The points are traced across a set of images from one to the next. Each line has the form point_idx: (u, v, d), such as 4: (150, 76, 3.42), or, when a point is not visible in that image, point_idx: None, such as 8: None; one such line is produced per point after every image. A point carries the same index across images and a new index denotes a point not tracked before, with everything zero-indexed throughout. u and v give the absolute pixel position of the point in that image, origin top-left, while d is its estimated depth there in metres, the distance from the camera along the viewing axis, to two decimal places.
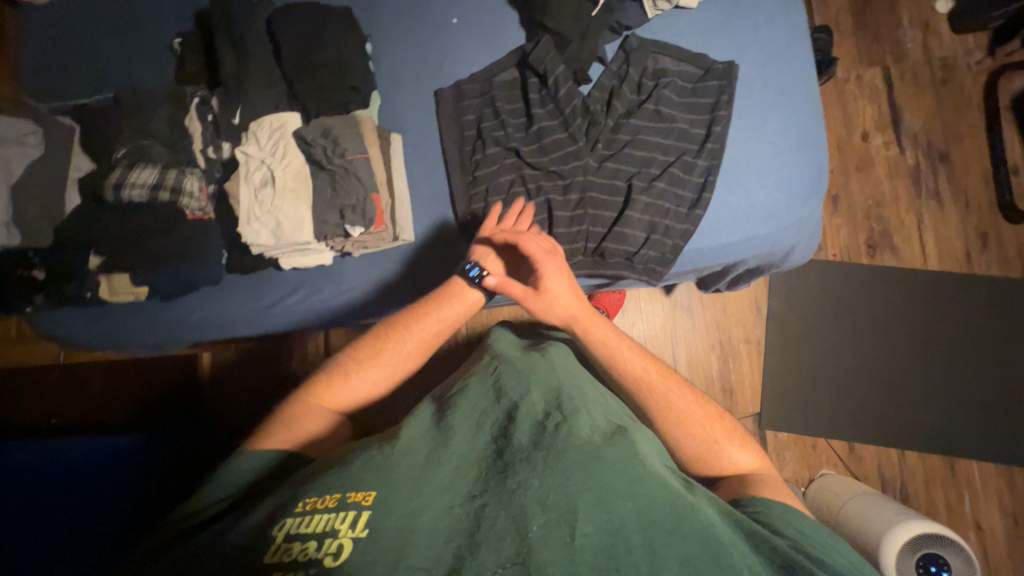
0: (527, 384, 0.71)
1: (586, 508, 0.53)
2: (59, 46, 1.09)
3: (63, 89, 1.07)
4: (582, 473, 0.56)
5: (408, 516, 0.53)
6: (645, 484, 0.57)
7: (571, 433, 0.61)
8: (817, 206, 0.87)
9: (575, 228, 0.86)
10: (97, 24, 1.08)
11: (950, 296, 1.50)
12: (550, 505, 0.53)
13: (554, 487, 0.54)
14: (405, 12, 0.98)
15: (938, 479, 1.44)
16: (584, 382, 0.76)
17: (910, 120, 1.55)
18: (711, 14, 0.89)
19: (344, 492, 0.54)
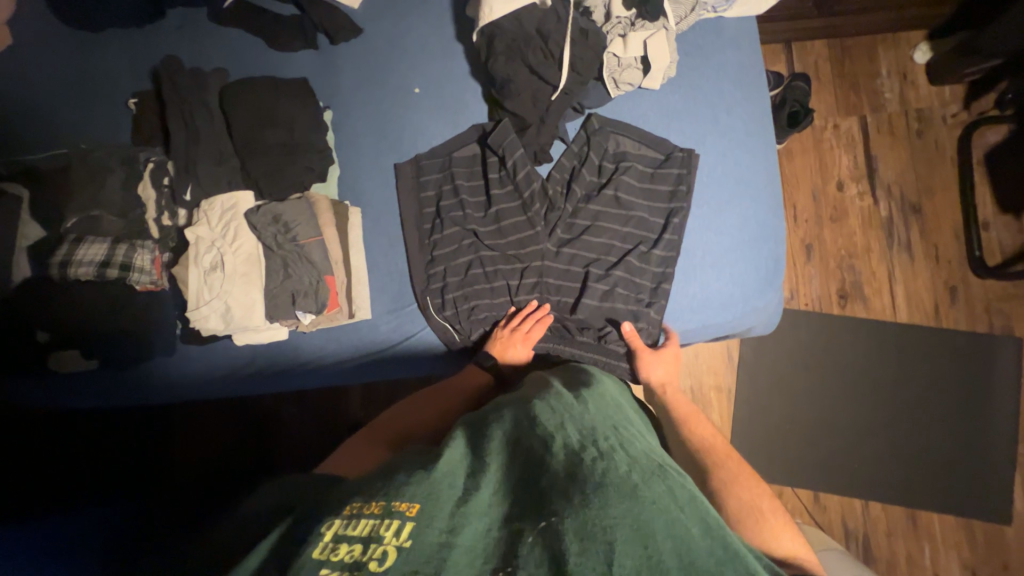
0: (561, 413, 0.64)
1: (628, 545, 0.47)
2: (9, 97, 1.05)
3: (13, 143, 1.04)
4: (622, 510, 0.49)
5: (446, 532, 0.48)
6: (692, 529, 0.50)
7: (611, 468, 0.54)
8: (774, 295, 0.88)
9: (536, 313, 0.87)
10: (51, 77, 1.05)
11: (918, 348, 1.51)
12: (587, 539, 0.47)
13: (593, 520, 0.48)
14: (367, 80, 0.96)
15: (899, 531, 1.46)
16: (621, 419, 0.70)
17: (885, 171, 1.55)
18: (673, 98, 0.88)
19: (388, 500, 0.50)
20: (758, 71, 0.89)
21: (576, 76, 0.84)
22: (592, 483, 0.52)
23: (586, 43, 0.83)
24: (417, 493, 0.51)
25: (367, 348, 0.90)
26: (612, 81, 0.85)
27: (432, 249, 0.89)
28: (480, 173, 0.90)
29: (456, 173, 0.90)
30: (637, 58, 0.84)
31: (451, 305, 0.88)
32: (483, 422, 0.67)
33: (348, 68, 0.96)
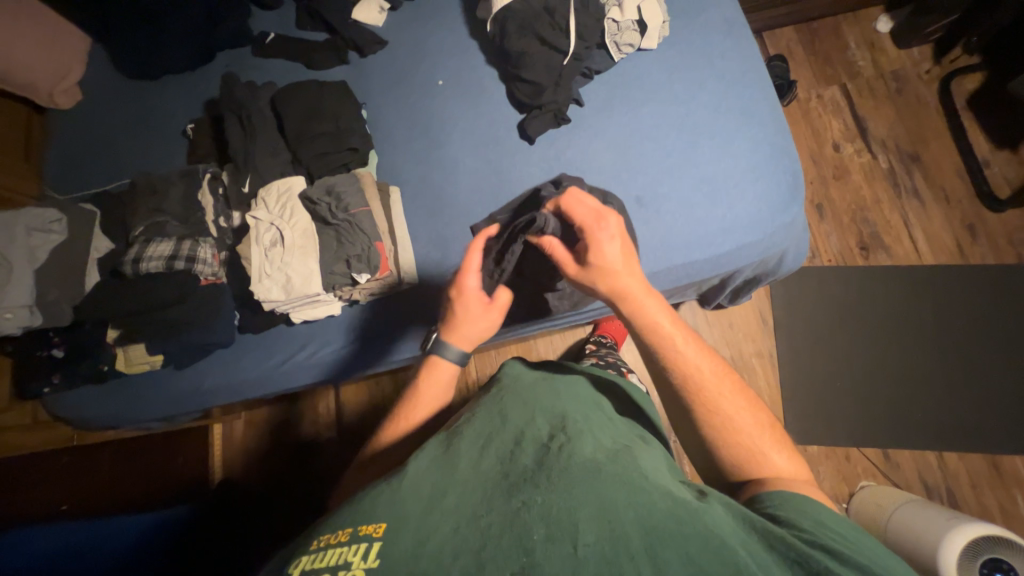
0: (531, 410, 0.68)
1: (590, 523, 0.49)
2: (82, 144, 1.19)
3: (86, 180, 1.16)
4: (586, 492, 0.52)
5: (415, 545, 0.48)
6: (655, 499, 0.52)
7: (576, 455, 0.58)
8: (798, 210, 0.92)
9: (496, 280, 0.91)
10: (118, 122, 1.19)
11: (951, 288, 1.51)
12: (553, 524, 0.49)
13: (557, 504, 0.51)
14: (396, 80, 1.08)
15: (984, 480, 1.36)
16: (594, 408, 0.73)
17: (875, 128, 1.64)
18: (671, 54, 0.98)
19: (355, 527, 0.51)
20: (741, 20, 1.00)
21: (583, 43, 0.95)
22: (558, 470, 0.55)
23: (587, 13, 0.95)
24: (384, 516, 0.51)
25: (417, 311, 0.95)
26: (614, 45, 0.97)
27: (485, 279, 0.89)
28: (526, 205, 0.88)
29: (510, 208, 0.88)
30: (634, 21, 0.96)
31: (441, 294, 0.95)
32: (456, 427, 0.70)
33: (378, 73, 1.09)
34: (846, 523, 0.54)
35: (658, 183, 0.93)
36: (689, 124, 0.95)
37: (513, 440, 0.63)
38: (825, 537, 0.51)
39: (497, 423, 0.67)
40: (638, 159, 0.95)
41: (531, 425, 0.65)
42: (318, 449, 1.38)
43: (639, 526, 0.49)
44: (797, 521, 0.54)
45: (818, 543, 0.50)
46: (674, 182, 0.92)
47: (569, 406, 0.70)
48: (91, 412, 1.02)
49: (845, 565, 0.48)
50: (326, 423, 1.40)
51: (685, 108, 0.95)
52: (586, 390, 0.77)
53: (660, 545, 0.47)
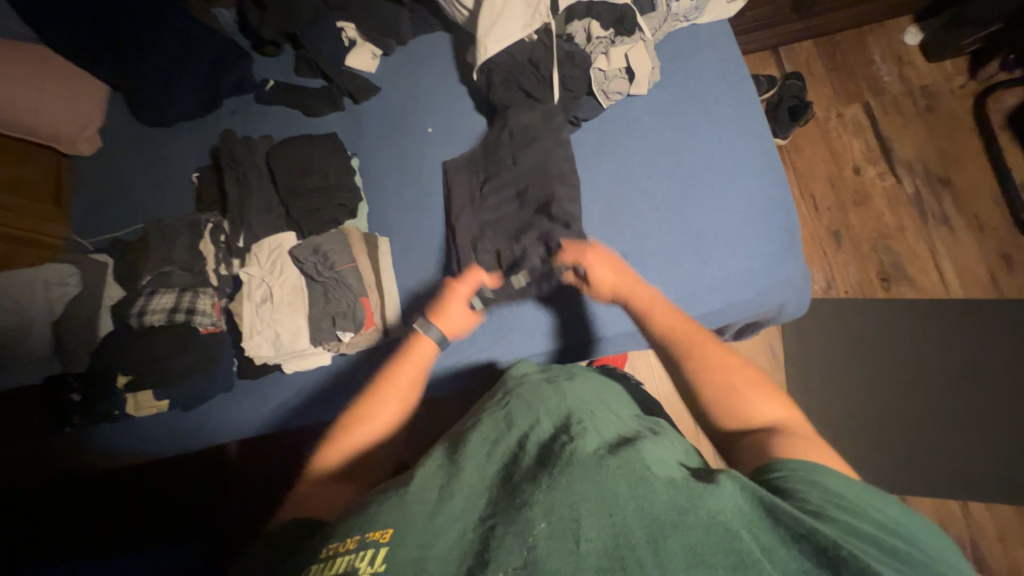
0: (535, 407, 0.61)
1: (591, 518, 0.44)
2: (99, 190, 1.26)
3: (102, 226, 1.22)
4: (585, 485, 0.46)
5: (421, 547, 0.45)
6: (658, 487, 0.46)
7: (582, 451, 0.51)
8: (796, 265, 0.88)
9: (481, 243, 0.93)
10: (131, 169, 1.25)
11: (982, 323, 1.41)
12: (557, 524, 0.44)
13: (560, 500, 0.46)
14: (386, 128, 1.09)
15: (1013, 534, 1.27)
16: (601, 401, 0.66)
17: (901, 149, 1.54)
18: (664, 99, 0.95)
19: (361, 533, 0.47)
20: (737, 64, 0.96)
21: (569, 94, 0.95)
22: (562, 466, 0.49)
23: (573, 64, 0.94)
24: (391, 519, 0.47)
25: None
26: (602, 92, 0.94)
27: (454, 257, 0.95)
28: (541, 149, 0.93)
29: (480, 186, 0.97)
30: (622, 68, 0.93)
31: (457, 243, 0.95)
32: (456, 433, 0.62)
33: (371, 121, 1.10)
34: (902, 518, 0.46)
35: (645, 236, 0.90)
36: (680, 173, 0.91)
37: (517, 441, 0.56)
38: (866, 529, 0.44)
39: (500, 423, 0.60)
40: (627, 211, 0.92)
41: (536, 423, 0.58)
42: None
43: (640, 518, 0.43)
44: (837, 503, 0.46)
45: (861, 540, 0.43)
46: (663, 236, 0.89)
47: (573, 403, 0.62)
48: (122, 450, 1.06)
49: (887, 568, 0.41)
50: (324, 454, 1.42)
51: (676, 156, 0.92)
52: (589, 386, 0.69)
53: (664, 534, 0.42)
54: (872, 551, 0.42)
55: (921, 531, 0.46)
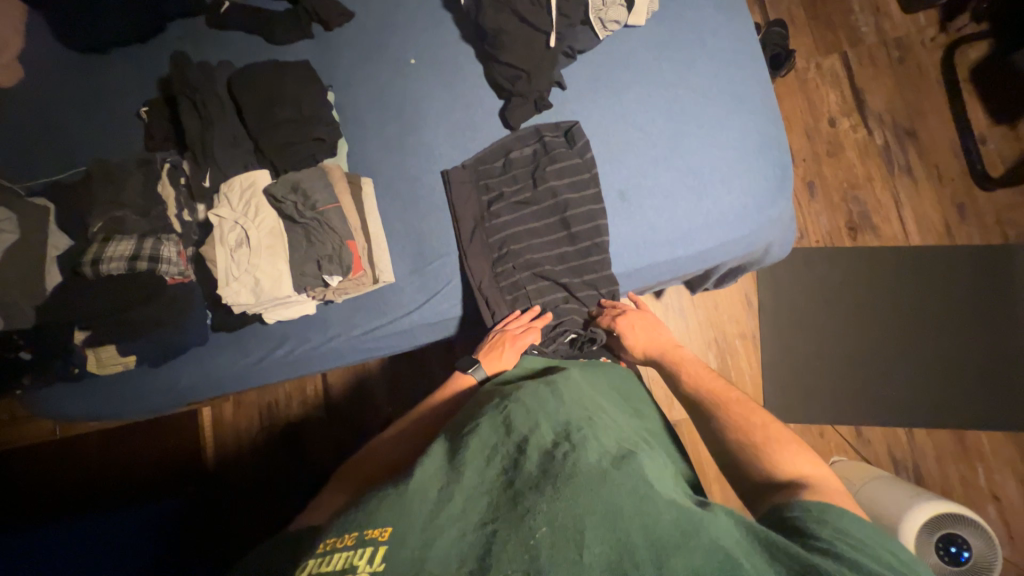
0: (536, 409, 0.61)
1: (594, 532, 0.47)
2: (19, 124, 1.09)
3: (28, 166, 1.07)
4: (592, 504, 0.49)
5: (420, 548, 0.46)
6: (659, 507, 0.50)
7: (585, 462, 0.53)
8: (785, 204, 0.89)
9: (498, 251, 0.91)
10: (58, 101, 1.09)
11: (934, 268, 1.52)
12: (560, 535, 0.46)
13: (564, 512, 0.48)
14: (363, 58, 0.99)
15: (948, 453, 1.42)
16: (596, 407, 0.68)
17: (874, 101, 1.58)
18: (661, 30, 0.91)
19: (361, 530, 0.48)
20: None
21: (565, 21, 0.89)
22: (567, 476, 0.51)
23: None
24: (393, 521, 0.48)
25: (396, 308, 0.93)
26: (600, 21, 0.89)
27: (470, 277, 0.90)
28: (559, 163, 0.89)
29: (487, 202, 0.93)
30: None
31: (474, 248, 0.91)
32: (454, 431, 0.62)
33: (345, 49, 1.00)
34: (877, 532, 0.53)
35: (642, 176, 0.88)
36: (676, 109, 0.89)
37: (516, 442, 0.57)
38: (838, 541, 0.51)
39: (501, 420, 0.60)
40: (623, 149, 0.90)
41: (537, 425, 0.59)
42: (309, 428, 1.32)
43: (641, 536, 0.47)
44: (818, 521, 0.53)
45: (832, 551, 0.49)
46: (660, 175, 0.88)
47: (572, 410, 0.63)
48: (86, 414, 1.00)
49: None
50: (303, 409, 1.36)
51: (672, 91, 0.90)
52: (583, 387, 0.72)
53: (664, 555, 0.46)
54: (843, 560, 0.48)
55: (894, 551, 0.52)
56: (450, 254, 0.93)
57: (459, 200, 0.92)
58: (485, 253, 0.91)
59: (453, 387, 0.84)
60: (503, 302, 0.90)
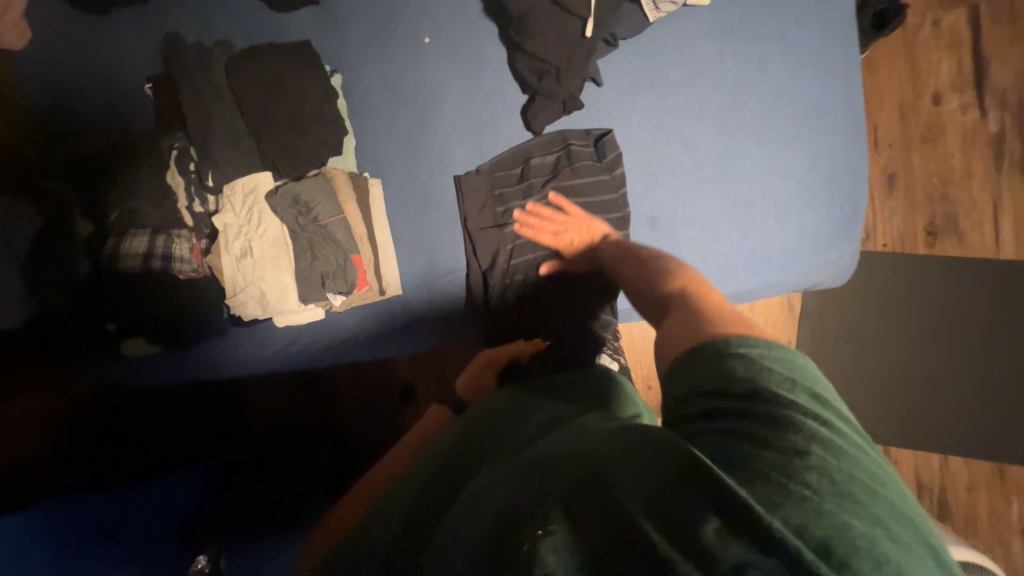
0: (459, 445, 0.62)
1: (494, 515, 0.43)
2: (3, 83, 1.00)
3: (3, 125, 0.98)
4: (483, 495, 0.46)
5: None
6: (558, 465, 0.44)
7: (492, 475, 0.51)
8: (849, 247, 0.77)
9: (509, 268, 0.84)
10: (50, 63, 1.01)
11: (1018, 284, 1.33)
12: (465, 538, 0.43)
13: (469, 519, 0.45)
14: (372, 34, 0.87)
15: (983, 484, 1.33)
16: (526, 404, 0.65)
17: (997, 74, 1.28)
18: (729, 14, 0.75)
19: None
20: None
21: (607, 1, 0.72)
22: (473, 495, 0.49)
23: None
24: None
25: (402, 321, 0.88)
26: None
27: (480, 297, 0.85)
28: (585, 175, 0.79)
29: (503, 213, 0.83)
30: None
31: (484, 264, 0.84)
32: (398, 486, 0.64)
33: (352, 23, 0.87)
34: (788, 357, 0.46)
35: (682, 201, 0.77)
36: (733, 122, 0.75)
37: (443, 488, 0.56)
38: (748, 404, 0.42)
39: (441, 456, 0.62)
40: (662, 168, 0.77)
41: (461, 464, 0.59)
42: None
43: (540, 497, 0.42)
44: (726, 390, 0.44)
45: (747, 426, 0.41)
46: (704, 202, 0.76)
47: (498, 429, 0.62)
48: (100, 373, 0.97)
49: (775, 456, 0.38)
50: None
51: (732, 98, 0.75)
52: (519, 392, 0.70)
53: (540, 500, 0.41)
54: (759, 431, 0.40)
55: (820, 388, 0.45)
56: (461, 271, 0.88)
57: (471, 212, 0.83)
58: (495, 270, 0.84)
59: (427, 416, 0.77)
60: (510, 323, 0.86)
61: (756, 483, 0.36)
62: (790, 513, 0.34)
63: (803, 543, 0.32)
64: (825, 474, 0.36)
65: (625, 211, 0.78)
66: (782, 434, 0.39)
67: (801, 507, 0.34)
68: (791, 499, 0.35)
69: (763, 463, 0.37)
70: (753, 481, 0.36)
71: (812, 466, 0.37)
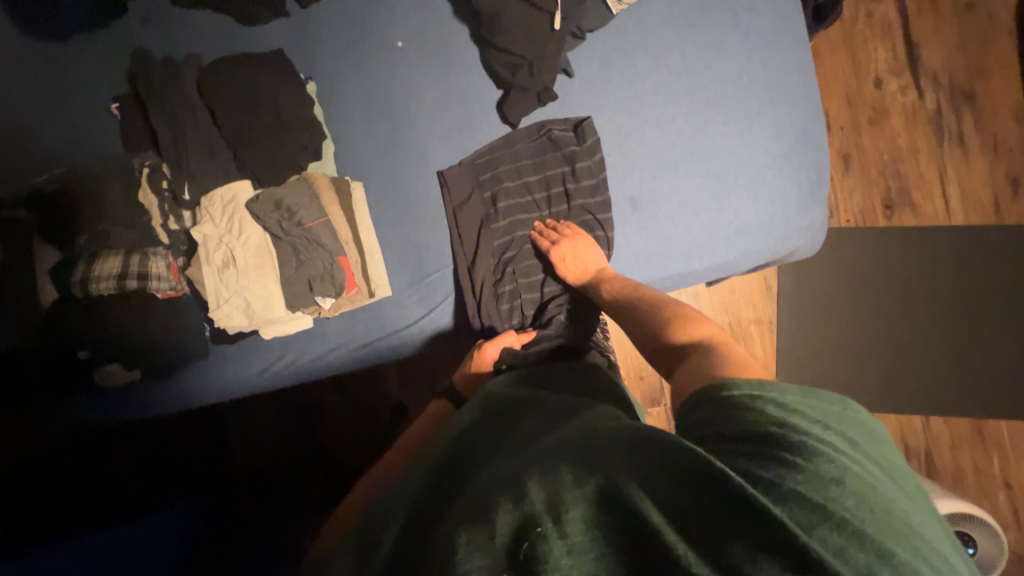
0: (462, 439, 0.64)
1: (503, 512, 0.46)
2: None
3: None
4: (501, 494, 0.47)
5: None
6: (568, 473, 0.47)
7: (497, 473, 0.53)
8: (817, 212, 0.81)
9: (500, 259, 0.86)
10: (9, 89, 0.98)
11: (973, 249, 1.41)
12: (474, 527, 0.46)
13: (476, 512, 0.48)
14: (345, 42, 0.88)
15: (964, 441, 1.39)
16: (528, 403, 0.68)
17: (929, 58, 1.39)
18: (686, 5, 0.80)
19: None
20: None
21: None
22: (478, 490, 0.52)
23: None
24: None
25: (396, 323, 0.90)
26: None
27: (468, 288, 0.85)
28: (567, 164, 0.82)
29: (492, 197, 0.85)
30: None
31: (472, 257, 0.86)
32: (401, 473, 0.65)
33: (325, 33, 0.88)
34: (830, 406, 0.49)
35: (658, 181, 0.80)
36: (700, 103, 0.80)
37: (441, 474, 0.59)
38: (782, 431, 0.45)
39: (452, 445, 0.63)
40: (637, 150, 0.80)
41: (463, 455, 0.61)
42: None
43: (548, 500, 0.44)
44: (760, 415, 0.48)
45: (783, 448, 0.44)
46: (679, 179, 0.79)
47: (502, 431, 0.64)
48: (76, 416, 0.94)
49: (812, 478, 0.41)
50: None
51: (696, 80, 0.79)
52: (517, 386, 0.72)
53: (565, 507, 0.43)
54: (793, 455, 0.43)
55: (857, 427, 0.48)
56: (449, 266, 0.89)
57: (465, 202, 0.85)
58: (486, 261, 0.85)
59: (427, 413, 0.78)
60: (500, 313, 0.86)
61: (791, 502, 0.39)
62: (824, 532, 0.37)
63: (837, 562, 0.36)
64: (859, 501, 0.40)
65: (606, 194, 0.80)
66: (803, 458, 0.43)
67: (836, 529, 0.38)
68: (826, 520, 0.38)
69: (797, 482, 0.40)
70: (791, 500, 0.39)
71: (847, 493, 0.40)
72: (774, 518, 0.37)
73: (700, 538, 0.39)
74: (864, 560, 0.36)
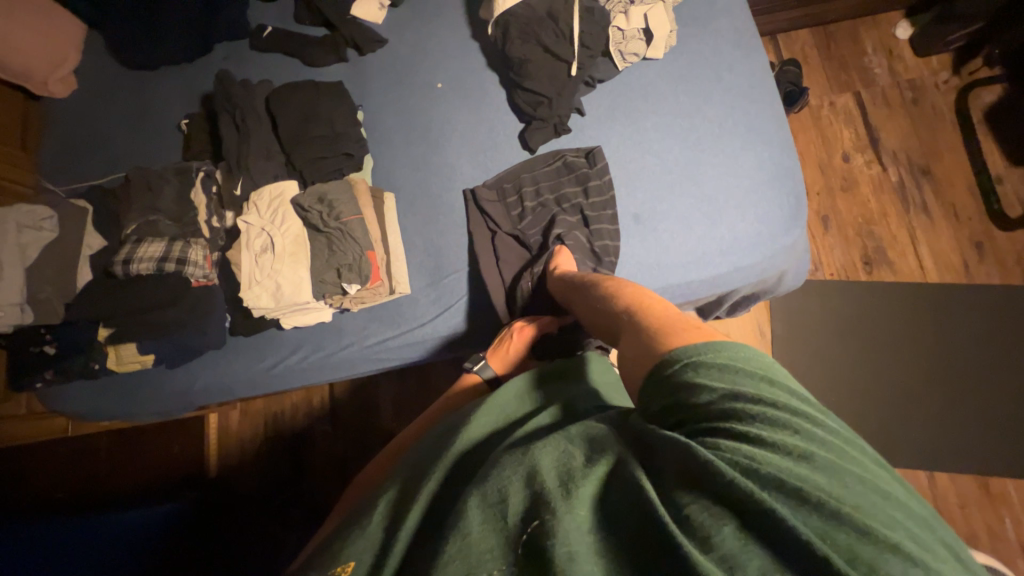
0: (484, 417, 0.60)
1: (517, 489, 0.41)
2: (57, 125, 1.13)
3: (59, 165, 1.10)
4: (509, 467, 0.43)
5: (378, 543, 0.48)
6: (579, 452, 0.43)
7: (506, 449, 0.50)
8: (799, 233, 0.92)
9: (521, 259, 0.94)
10: (98, 105, 1.13)
11: (953, 306, 1.50)
12: (486, 504, 0.42)
13: (483, 483, 0.43)
14: (393, 81, 1.04)
15: (973, 501, 1.35)
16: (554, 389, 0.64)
17: (887, 139, 1.61)
18: (678, 67, 0.98)
19: (339, 547, 0.48)
20: (751, 35, 1.01)
21: (586, 52, 0.94)
22: (488, 463, 0.48)
23: (592, 21, 0.95)
24: (354, 550, 0.47)
25: (411, 320, 0.94)
26: (619, 54, 0.95)
27: (488, 285, 0.92)
28: (580, 180, 0.93)
29: (512, 207, 0.95)
30: (641, 29, 0.95)
31: (492, 259, 0.93)
32: (434, 433, 0.64)
33: (376, 73, 1.05)
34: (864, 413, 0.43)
35: (657, 200, 0.91)
36: (693, 140, 0.94)
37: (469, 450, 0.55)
38: (741, 405, 0.40)
39: (488, 427, 0.59)
40: (638, 175, 0.93)
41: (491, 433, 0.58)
42: (312, 450, 1.29)
43: (558, 479, 0.41)
44: (790, 395, 0.41)
45: (748, 427, 0.38)
46: (675, 200, 0.91)
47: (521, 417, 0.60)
48: (97, 405, 1.00)
49: (784, 459, 0.36)
50: (299, 418, 1.31)
51: (689, 122, 0.94)
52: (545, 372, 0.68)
53: (577, 489, 0.40)
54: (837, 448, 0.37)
55: None
56: (465, 269, 0.95)
57: (490, 213, 0.94)
58: (505, 261, 0.93)
59: (455, 390, 0.80)
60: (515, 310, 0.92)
61: (835, 491, 0.34)
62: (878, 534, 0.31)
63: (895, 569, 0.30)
64: (846, 481, 0.34)
65: (613, 209, 0.91)
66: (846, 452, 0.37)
67: (885, 529, 0.32)
68: (875, 519, 0.32)
69: (773, 465, 0.35)
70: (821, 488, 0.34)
71: (823, 472, 0.35)
72: (777, 513, 0.32)
73: (728, 533, 0.33)
74: (867, 552, 0.31)
